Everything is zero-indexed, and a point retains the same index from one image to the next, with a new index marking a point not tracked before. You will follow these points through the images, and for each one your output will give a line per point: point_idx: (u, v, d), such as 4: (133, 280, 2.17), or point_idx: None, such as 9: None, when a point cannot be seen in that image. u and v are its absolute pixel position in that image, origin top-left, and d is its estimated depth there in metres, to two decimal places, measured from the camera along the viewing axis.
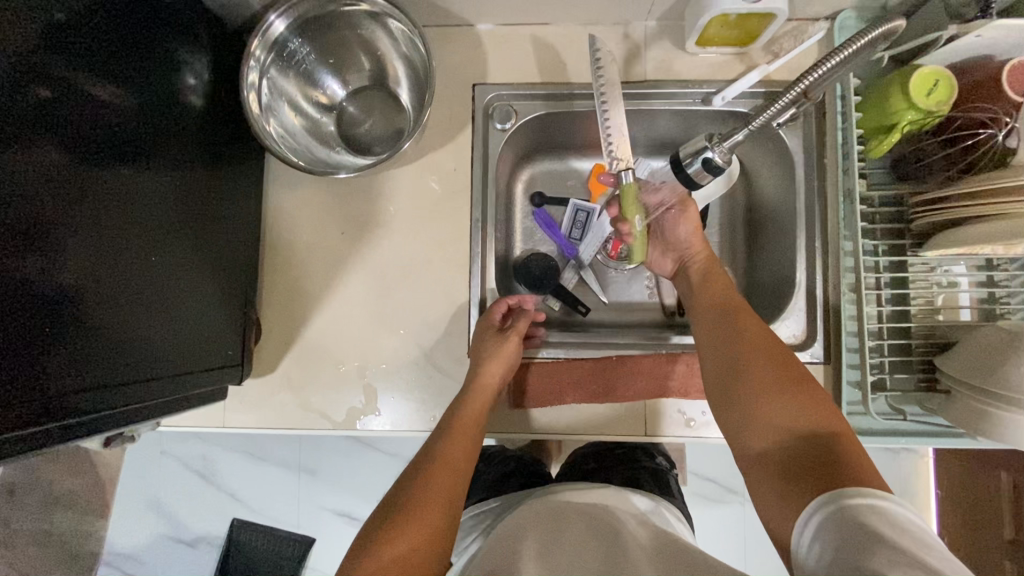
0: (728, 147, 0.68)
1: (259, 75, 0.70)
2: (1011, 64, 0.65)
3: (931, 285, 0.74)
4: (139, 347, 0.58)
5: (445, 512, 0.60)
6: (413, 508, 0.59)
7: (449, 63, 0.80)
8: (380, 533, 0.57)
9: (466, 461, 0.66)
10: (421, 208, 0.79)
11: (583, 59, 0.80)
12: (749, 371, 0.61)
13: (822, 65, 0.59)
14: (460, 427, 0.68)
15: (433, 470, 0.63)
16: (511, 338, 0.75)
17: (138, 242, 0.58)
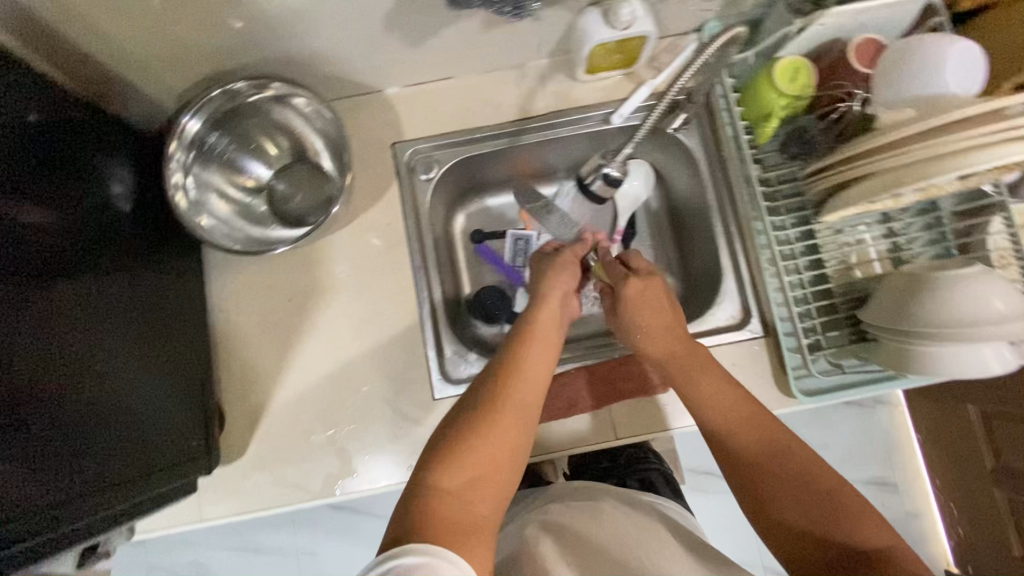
0: (621, 159, 0.80)
1: (183, 175, 0.73)
2: (853, 42, 0.73)
3: (842, 246, 0.80)
4: (94, 461, 0.57)
5: (522, 423, 0.64)
6: (493, 416, 0.63)
7: (365, 129, 0.85)
8: (461, 436, 0.61)
9: (544, 372, 0.69)
10: (362, 267, 0.82)
11: (487, 103, 0.86)
12: (769, 474, 0.62)
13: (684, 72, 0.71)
14: (536, 340, 0.71)
15: (513, 377, 0.66)
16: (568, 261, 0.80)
17: (84, 356, 0.58)
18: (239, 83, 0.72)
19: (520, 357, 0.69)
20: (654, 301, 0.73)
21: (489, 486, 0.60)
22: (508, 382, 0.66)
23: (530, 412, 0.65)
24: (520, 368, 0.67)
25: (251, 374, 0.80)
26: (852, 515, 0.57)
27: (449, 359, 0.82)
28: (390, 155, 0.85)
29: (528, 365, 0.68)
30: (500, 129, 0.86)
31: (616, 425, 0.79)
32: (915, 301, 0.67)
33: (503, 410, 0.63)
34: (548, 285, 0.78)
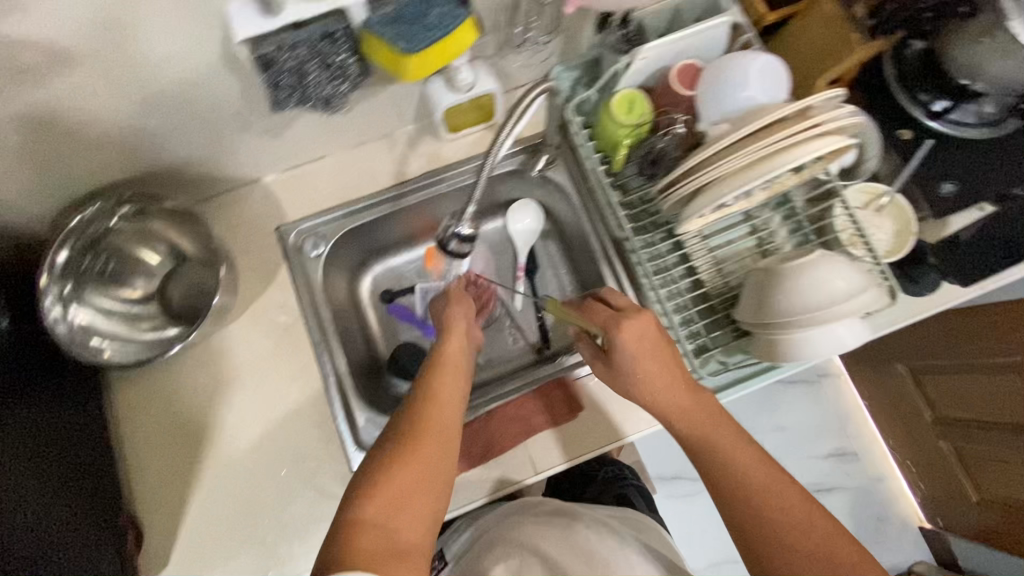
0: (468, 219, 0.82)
1: (63, 306, 0.75)
2: (674, 70, 0.80)
3: (711, 249, 0.86)
4: None
5: (441, 446, 0.61)
6: (406, 439, 0.60)
7: (249, 219, 0.87)
8: (376, 470, 0.58)
9: (456, 393, 0.67)
10: (265, 352, 0.84)
11: (364, 174, 0.90)
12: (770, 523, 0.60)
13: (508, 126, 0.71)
14: (447, 365, 0.69)
15: (425, 402, 0.64)
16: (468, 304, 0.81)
17: None
18: (89, 211, 0.73)
19: (431, 382, 0.67)
20: (649, 342, 0.69)
21: (418, 513, 0.57)
22: (420, 406, 0.64)
23: (448, 432, 0.63)
24: (432, 393, 0.65)
25: (167, 482, 0.79)
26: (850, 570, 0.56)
27: (363, 427, 0.82)
28: (276, 240, 0.87)
29: (439, 388, 0.66)
30: (379, 196, 0.90)
31: (535, 460, 0.81)
32: (768, 293, 0.72)
33: (418, 435, 0.61)
34: (454, 317, 0.78)
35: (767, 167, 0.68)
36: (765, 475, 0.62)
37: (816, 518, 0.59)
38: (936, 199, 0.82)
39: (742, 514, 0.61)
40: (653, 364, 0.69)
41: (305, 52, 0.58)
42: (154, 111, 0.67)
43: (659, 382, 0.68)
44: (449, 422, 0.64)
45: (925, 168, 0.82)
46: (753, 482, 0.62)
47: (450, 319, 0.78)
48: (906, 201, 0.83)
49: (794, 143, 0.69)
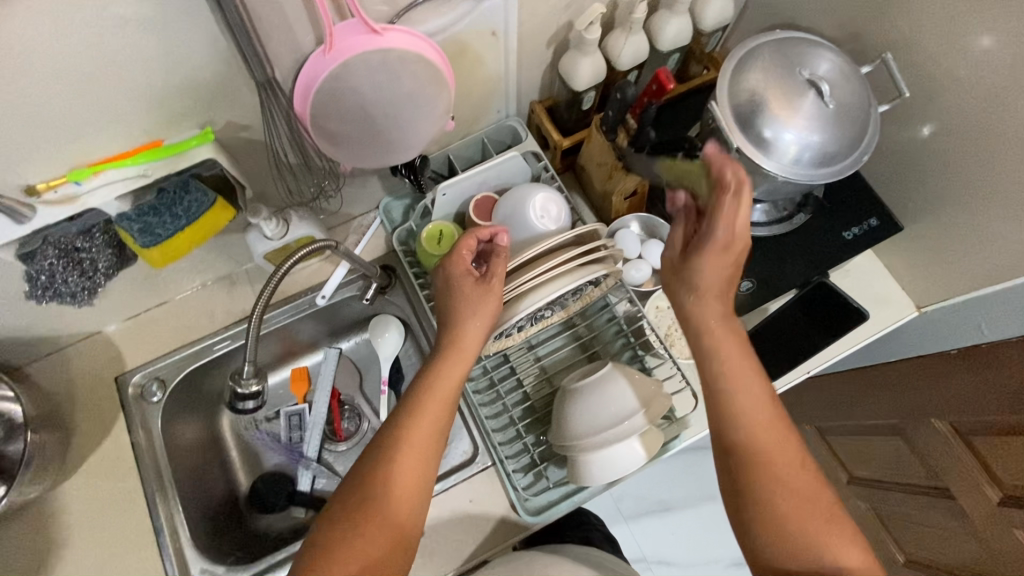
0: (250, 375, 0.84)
1: None
2: (475, 201, 0.87)
3: (535, 360, 0.89)
4: None
5: (410, 503, 0.64)
6: (380, 499, 0.62)
7: (88, 372, 0.89)
8: (344, 529, 0.61)
9: (434, 437, 0.66)
10: (100, 509, 0.84)
11: (205, 315, 0.94)
12: (749, 421, 0.63)
13: (255, 306, 0.75)
14: (429, 404, 0.67)
15: (402, 454, 0.64)
16: (493, 286, 0.71)
17: None
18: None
19: (410, 425, 0.66)
20: (725, 267, 0.66)
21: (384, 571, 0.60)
22: (396, 458, 0.64)
23: (420, 484, 0.64)
24: (407, 443, 0.65)
25: None
26: (811, 473, 0.63)
27: None
28: (115, 389, 0.89)
29: (417, 435, 0.66)
30: (218, 334, 0.93)
31: None
32: (566, 410, 0.76)
33: (391, 494, 0.63)
34: (464, 315, 0.71)
35: (536, 300, 0.72)
36: (748, 379, 0.65)
37: (802, 456, 0.63)
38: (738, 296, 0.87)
39: (734, 410, 0.64)
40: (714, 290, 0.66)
41: (54, 251, 0.65)
42: None
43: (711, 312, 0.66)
44: (423, 472, 0.65)
45: None
46: (730, 396, 0.64)
47: (461, 320, 0.71)
48: None
49: (563, 272, 0.74)
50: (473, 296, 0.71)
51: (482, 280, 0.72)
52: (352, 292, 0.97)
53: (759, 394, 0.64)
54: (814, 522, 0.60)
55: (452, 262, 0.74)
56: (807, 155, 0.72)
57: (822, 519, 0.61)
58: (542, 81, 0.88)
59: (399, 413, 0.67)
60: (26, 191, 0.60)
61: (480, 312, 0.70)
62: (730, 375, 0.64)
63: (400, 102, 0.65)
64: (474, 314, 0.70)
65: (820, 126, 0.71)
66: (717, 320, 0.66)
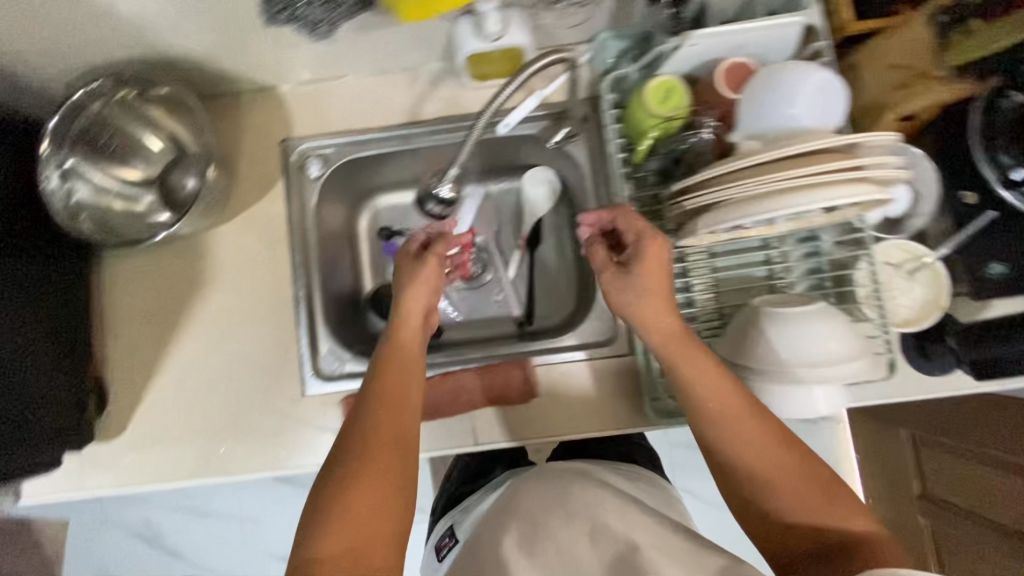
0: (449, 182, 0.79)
1: (62, 176, 0.76)
2: (726, 64, 0.72)
3: (710, 267, 0.80)
4: None
5: (399, 457, 0.63)
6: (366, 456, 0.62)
7: (256, 125, 0.86)
8: (337, 485, 0.60)
9: (412, 393, 0.69)
10: (247, 262, 0.85)
11: (379, 104, 0.86)
12: (725, 423, 0.60)
13: (502, 89, 0.68)
14: (405, 356, 0.72)
15: (384, 415, 0.65)
16: (431, 259, 0.76)
17: None
18: (99, 85, 0.74)
19: (386, 385, 0.68)
20: (643, 302, 0.64)
21: (383, 530, 0.59)
22: (380, 415, 0.65)
23: (405, 442, 0.64)
24: (386, 403, 0.67)
25: (135, 360, 0.84)
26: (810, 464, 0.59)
27: (323, 356, 0.84)
28: (279, 152, 0.86)
29: (394, 392, 0.68)
30: (388, 129, 0.86)
31: (478, 430, 0.81)
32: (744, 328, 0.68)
33: (376, 450, 0.62)
34: (406, 289, 0.74)
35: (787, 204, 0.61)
36: (696, 368, 0.62)
37: (793, 446, 0.60)
38: (977, 279, 0.73)
39: (717, 410, 0.61)
40: (655, 282, 0.64)
41: None
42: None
43: (660, 314, 0.63)
44: (405, 426, 0.66)
45: (978, 239, 0.73)
46: (695, 382, 0.62)
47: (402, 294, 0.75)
48: (943, 269, 0.75)
49: (821, 185, 0.62)
50: (425, 271, 0.75)
51: (419, 258, 0.77)
52: (533, 130, 0.86)
53: (737, 394, 0.61)
54: (796, 488, 0.57)
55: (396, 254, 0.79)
56: None
57: (833, 505, 0.56)
58: None
59: (368, 377, 0.70)
60: None
61: (428, 284, 0.75)
62: (700, 384, 0.62)
63: None
64: (413, 284, 0.74)
65: None
66: (658, 322, 0.63)
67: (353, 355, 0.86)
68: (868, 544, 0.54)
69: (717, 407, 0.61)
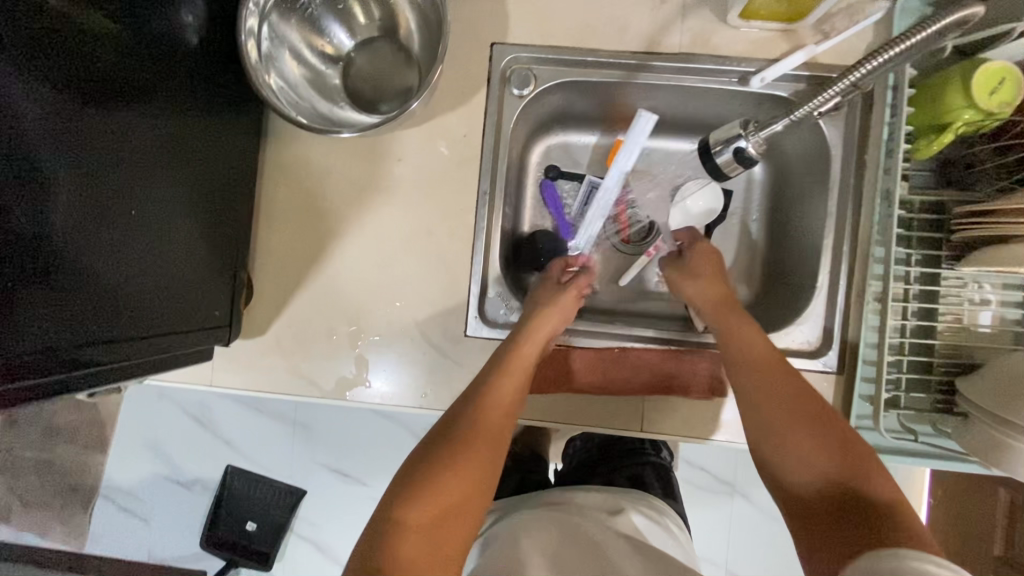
0: (763, 137, 0.67)
1: (259, 20, 0.63)
2: None
3: (963, 301, 0.69)
4: (125, 305, 0.58)
5: (485, 459, 0.58)
6: (462, 447, 0.58)
7: (466, 20, 0.74)
8: (431, 468, 0.56)
9: (516, 400, 0.64)
10: (427, 176, 0.75)
11: (613, 22, 0.72)
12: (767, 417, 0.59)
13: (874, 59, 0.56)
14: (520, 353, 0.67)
15: (486, 411, 0.62)
16: (569, 291, 0.75)
17: (129, 209, 0.58)
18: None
19: (495, 385, 0.64)
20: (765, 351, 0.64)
21: (458, 528, 0.55)
22: (483, 411, 0.62)
23: (496, 446, 0.60)
24: (494, 406, 0.63)
25: (284, 259, 0.76)
26: (866, 460, 0.54)
27: (490, 299, 0.77)
28: (487, 57, 0.74)
29: (502, 395, 0.64)
30: (618, 56, 0.73)
31: (647, 417, 0.73)
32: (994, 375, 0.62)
33: (473, 444, 0.59)
34: (542, 313, 0.72)
35: None
36: (760, 367, 0.62)
37: (824, 437, 0.56)
38: None
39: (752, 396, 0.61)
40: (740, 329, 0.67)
41: None
42: None
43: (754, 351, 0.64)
44: (502, 431, 0.62)
45: None
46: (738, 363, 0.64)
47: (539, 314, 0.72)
48: None
49: None
50: (562, 302, 0.74)
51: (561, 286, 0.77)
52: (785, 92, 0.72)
53: (779, 380, 0.61)
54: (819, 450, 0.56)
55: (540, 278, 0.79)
56: None
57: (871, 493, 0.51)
58: None
59: (482, 376, 0.65)
60: None
61: (561, 312, 0.73)
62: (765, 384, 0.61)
63: None
64: (547, 310, 0.72)
65: None
66: (742, 342, 0.65)
67: (521, 305, 0.78)
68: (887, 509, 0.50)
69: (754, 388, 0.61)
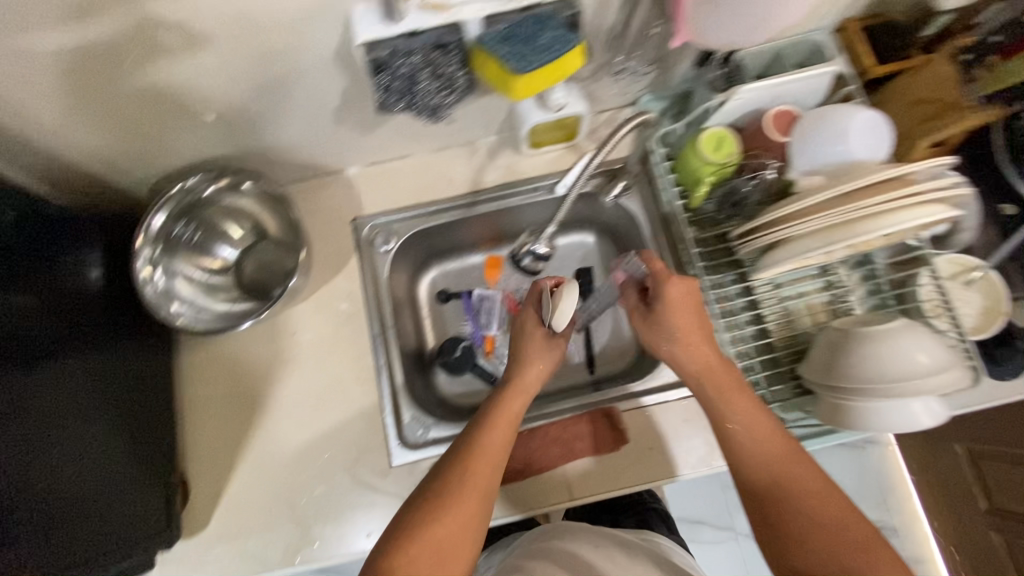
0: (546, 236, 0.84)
1: (153, 268, 0.78)
2: (770, 113, 0.77)
3: (780, 298, 0.83)
4: (46, 537, 0.62)
5: (477, 502, 0.64)
6: (454, 495, 0.63)
7: (328, 207, 0.91)
8: (425, 510, 0.62)
9: (504, 448, 0.68)
10: (325, 335, 0.86)
11: (442, 178, 0.92)
12: (778, 491, 0.62)
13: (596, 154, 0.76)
14: (514, 395, 0.73)
15: (475, 457, 0.66)
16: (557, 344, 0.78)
17: (43, 446, 0.64)
18: (193, 179, 0.78)
19: (485, 433, 0.68)
20: (758, 413, 0.66)
21: (448, 567, 0.60)
22: (470, 461, 0.66)
23: (489, 489, 0.65)
24: (483, 447, 0.67)
25: (214, 449, 0.83)
26: (855, 547, 0.58)
27: (407, 424, 0.84)
28: (351, 230, 0.90)
29: (490, 444, 0.67)
30: (453, 199, 0.92)
31: (573, 485, 0.79)
32: (817, 351, 0.73)
33: (456, 497, 0.63)
34: (527, 354, 0.77)
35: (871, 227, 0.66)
36: (768, 439, 0.65)
37: (826, 501, 0.61)
38: None
39: (749, 444, 0.65)
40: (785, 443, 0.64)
41: (420, 59, 0.60)
42: (263, 100, 0.71)
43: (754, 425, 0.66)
44: (493, 473, 0.66)
45: None
46: (735, 430, 0.66)
47: (524, 362, 0.76)
48: (999, 278, 0.79)
49: (908, 208, 0.66)
50: (546, 351, 0.77)
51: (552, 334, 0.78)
52: (588, 187, 0.91)
53: (758, 441, 0.65)
54: (824, 529, 0.59)
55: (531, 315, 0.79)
56: None
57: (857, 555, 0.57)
58: None
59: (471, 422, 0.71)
60: None
61: (545, 357, 0.77)
62: (750, 440, 0.65)
63: None
64: (530, 361, 0.76)
65: None
66: (738, 402, 0.67)
67: (436, 420, 0.85)
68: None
69: (758, 443, 0.65)
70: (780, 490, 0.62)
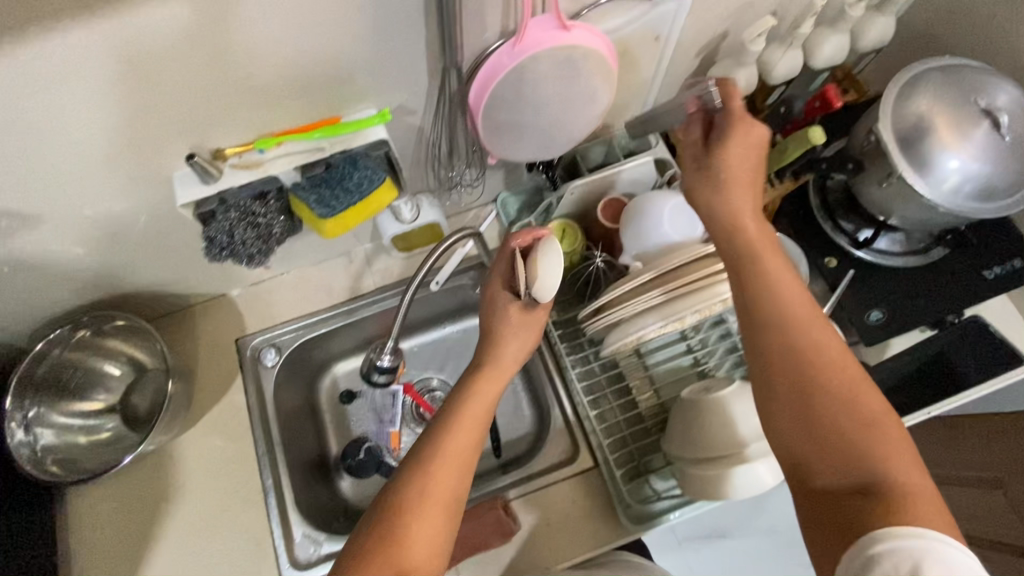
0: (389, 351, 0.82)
1: (26, 430, 0.79)
2: (603, 202, 0.85)
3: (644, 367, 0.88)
4: None
5: (443, 511, 0.55)
6: (420, 503, 0.55)
7: (212, 332, 0.94)
8: (390, 522, 0.54)
9: (472, 448, 0.61)
10: (214, 460, 0.87)
11: (322, 289, 0.97)
12: (806, 372, 0.55)
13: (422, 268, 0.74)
14: (485, 384, 0.66)
15: (441, 456, 0.58)
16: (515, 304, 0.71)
17: None
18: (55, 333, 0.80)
19: (446, 436, 0.60)
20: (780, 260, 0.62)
21: None
22: (429, 471, 0.57)
23: (456, 494, 0.57)
24: (451, 449, 0.59)
25: None
26: (866, 418, 0.52)
27: (298, 543, 0.84)
28: (235, 351, 0.93)
29: (456, 444, 0.60)
30: (332, 309, 0.96)
31: None
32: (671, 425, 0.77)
33: (420, 515, 0.54)
34: (505, 333, 0.70)
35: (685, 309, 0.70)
36: (799, 303, 0.59)
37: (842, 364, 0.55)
38: (866, 326, 0.82)
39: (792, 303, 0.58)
40: (788, 278, 0.60)
41: (235, 214, 0.67)
42: (119, 252, 0.76)
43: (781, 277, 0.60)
44: (461, 476, 0.58)
45: (849, 296, 0.83)
46: (774, 288, 0.59)
47: (501, 343, 0.70)
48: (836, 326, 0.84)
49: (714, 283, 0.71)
50: (516, 325, 0.70)
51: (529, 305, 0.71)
52: (463, 280, 0.98)
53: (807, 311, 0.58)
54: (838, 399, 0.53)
55: (498, 284, 0.73)
56: (970, 188, 0.68)
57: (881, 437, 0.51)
58: (679, 90, 0.87)
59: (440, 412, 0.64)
60: (214, 155, 0.64)
61: (520, 338, 0.70)
62: (793, 305, 0.58)
63: (554, 115, 0.67)
64: (508, 336, 0.70)
65: (989, 159, 0.68)
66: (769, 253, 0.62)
67: (328, 534, 0.85)
68: (909, 500, 0.47)
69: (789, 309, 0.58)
70: (808, 364, 0.55)
